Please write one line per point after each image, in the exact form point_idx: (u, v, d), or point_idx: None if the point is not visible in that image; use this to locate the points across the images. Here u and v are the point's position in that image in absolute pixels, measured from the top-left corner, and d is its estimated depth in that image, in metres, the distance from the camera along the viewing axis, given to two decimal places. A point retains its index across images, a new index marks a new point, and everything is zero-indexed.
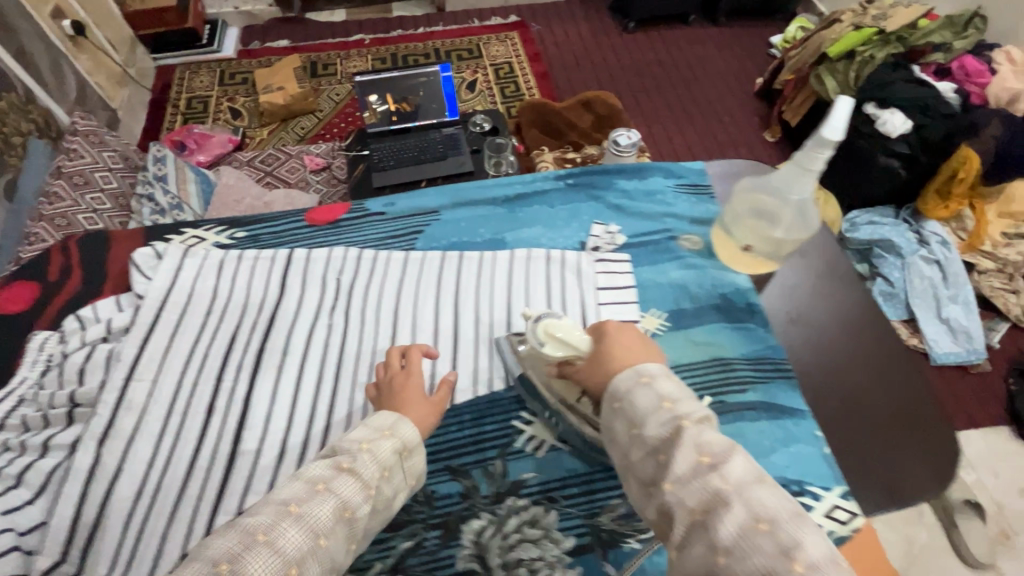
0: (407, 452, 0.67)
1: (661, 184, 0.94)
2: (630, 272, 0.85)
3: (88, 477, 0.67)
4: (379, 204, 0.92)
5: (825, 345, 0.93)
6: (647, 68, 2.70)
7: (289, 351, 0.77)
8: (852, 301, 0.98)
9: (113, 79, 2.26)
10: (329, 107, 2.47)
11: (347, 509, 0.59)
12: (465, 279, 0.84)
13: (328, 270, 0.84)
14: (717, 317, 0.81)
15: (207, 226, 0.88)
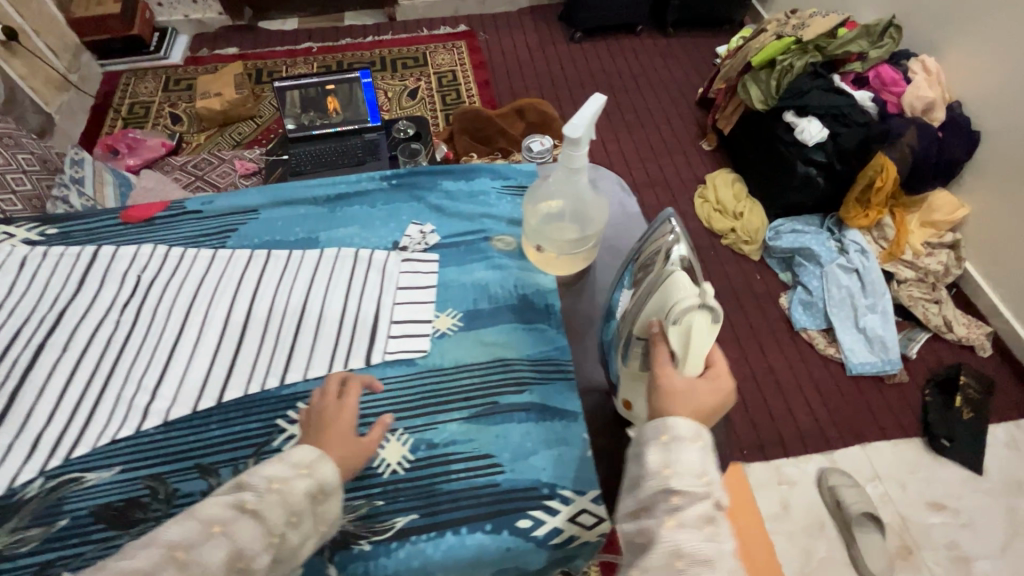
0: (324, 494, 0.61)
1: (486, 185, 0.94)
2: (435, 272, 0.84)
3: None
4: (198, 203, 0.92)
5: None
6: (590, 77, 2.71)
7: (69, 346, 0.77)
8: None
9: (52, 84, 2.29)
10: (269, 113, 2.50)
11: (241, 559, 0.54)
12: (266, 276, 0.84)
13: (129, 267, 0.84)
14: (511, 318, 0.80)
15: (20, 223, 0.89)
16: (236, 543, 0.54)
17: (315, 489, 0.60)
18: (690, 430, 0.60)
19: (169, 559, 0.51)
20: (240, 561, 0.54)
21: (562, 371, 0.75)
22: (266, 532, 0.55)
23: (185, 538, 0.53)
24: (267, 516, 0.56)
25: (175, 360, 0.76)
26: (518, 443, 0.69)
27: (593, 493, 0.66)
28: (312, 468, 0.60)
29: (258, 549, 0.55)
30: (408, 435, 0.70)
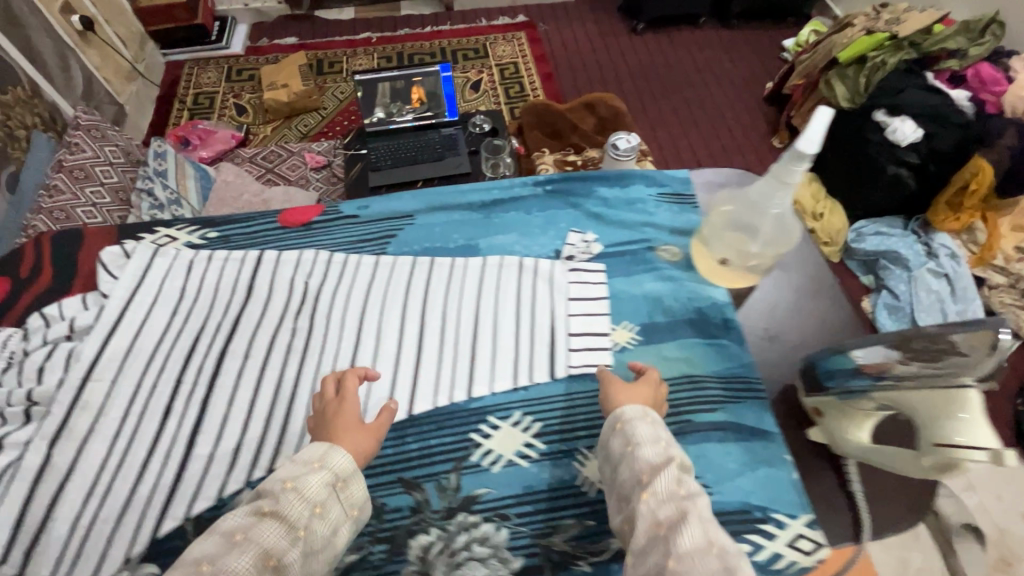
0: (345, 484, 0.65)
1: (643, 192, 0.92)
2: (604, 283, 0.84)
3: (37, 477, 0.74)
4: (354, 208, 0.95)
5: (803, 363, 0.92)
6: (654, 70, 2.65)
7: (249, 355, 0.82)
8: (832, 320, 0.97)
9: (122, 75, 2.29)
10: (333, 105, 2.47)
11: (271, 557, 0.57)
12: (428, 288, 0.85)
13: (294, 273, 0.89)
14: (690, 332, 0.79)
15: (180, 226, 0.96)
16: (262, 544, 0.57)
17: (333, 478, 0.64)
18: (639, 411, 0.66)
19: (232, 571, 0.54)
20: (270, 559, 0.56)
21: (751, 390, 0.74)
22: (291, 528, 0.59)
23: (211, 552, 0.56)
24: (290, 514, 0.60)
25: (348, 372, 0.80)
26: (721, 465, 0.68)
27: (806, 518, 0.65)
28: (325, 462, 0.65)
29: (284, 544, 0.58)
30: None
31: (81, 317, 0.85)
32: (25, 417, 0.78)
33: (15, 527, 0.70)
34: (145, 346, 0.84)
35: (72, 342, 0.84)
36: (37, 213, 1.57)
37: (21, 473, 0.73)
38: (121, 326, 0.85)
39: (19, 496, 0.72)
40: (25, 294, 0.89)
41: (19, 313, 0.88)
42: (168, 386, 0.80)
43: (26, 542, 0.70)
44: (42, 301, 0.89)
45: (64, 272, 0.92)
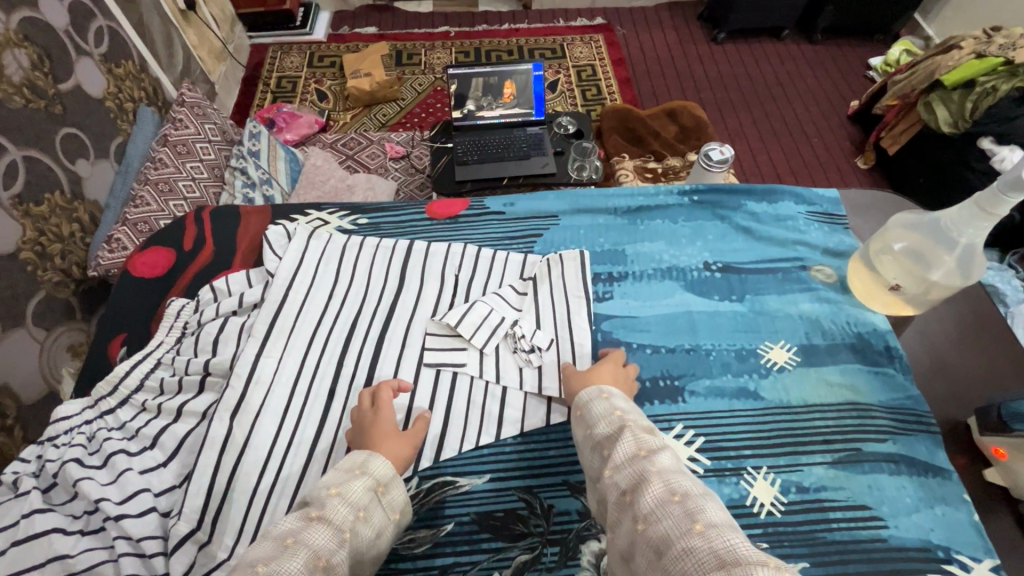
0: (383, 488, 0.66)
1: (792, 210, 0.93)
2: (756, 299, 0.85)
3: (221, 447, 0.75)
4: (499, 204, 1.01)
5: (970, 397, 0.91)
6: (734, 81, 2.59)
7: (407, 342, 0.85)
8: (999, 354, 0.95)
9: (214, 54, 2.35)
10: (411, 97, 2.49)
11: (321, 558, 0.56)
12: (575, 298, 0.86)
13: (445, 265, 0.92)
14: (852, 357, 0.79)
15: (331, 211, 1.01)
16: (312, 546, 0.56)
17: (375, 483, 0.65)
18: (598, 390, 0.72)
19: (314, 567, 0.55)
20: (320, 560, 0.55)
21: (921, 423, 0.74)
22: (337, 531, 0.59)
23: (265, 556, 0.55)
24: (335, 518, 0.60)
25: (502, 370, 0.82)
26: (896, 498, 0.69)
27: (990, 562, 0.65)
28: (365, 468, 0.66)
29: (333, 547, 0.57)
30: (774, 475, 0.70)
31: (250, 294, 0.89)
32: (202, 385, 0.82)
33: (207, 496, 0.72)
34: (307, 326, 0.86)
35: (241, 316, 0.87)
36: (143, 184, 1.60)
37: (208, 442, 0.74)
38: (283, 306, 0.86)
39: (207, 465, 0.74)
40: (190, 268, 0.97)
41: (186, 285, 0.96)
42: (332, 367, 0.83)
43: (212, 511, 0.71)
44: (205, 275, 0.97)
45: (224, 248, 0.99)
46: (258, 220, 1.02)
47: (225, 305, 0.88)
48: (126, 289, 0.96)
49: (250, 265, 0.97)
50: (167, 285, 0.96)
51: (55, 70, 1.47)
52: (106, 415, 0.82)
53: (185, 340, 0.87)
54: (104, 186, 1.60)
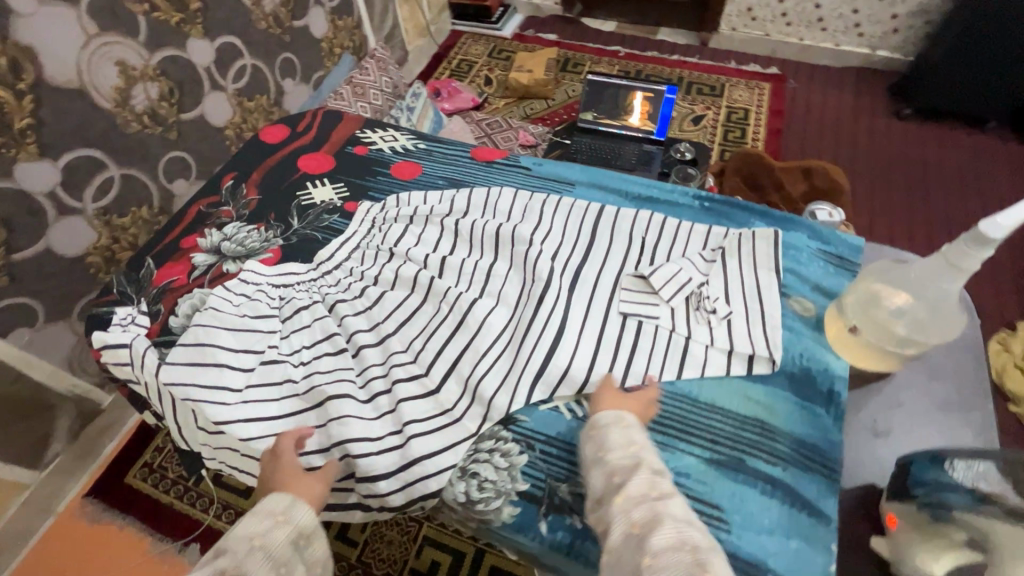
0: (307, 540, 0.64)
1: (802, 241, 0.88)
2: (733, 307, 0.80)
3: (453, 327, 0.81)
4: (530, 162, 1.05)
5: None
6: (906, 160, 2.33)
7: (599, 286, 0.84)
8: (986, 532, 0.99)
9: (417, 30, 2.81)
10: (560, 99, 2.70)
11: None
12: (765, 276, 0.82)
13: (633, 227, 0.92)
14: (784, 385, 0.74)
15: (403, 133, 1.12)
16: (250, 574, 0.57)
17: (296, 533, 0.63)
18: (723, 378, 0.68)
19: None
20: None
21: (827, 470, 0.67)
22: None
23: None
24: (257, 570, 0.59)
25: (699, 347, 0.78)
26: (755, 514, 0.64)
27: None
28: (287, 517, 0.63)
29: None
30: (644, 444, 0.70)
31: (459, 200, 0.96)
32: (401, 281, 0.86)
33: (441, 360, 0.78)
34: (509, 240, 0.88)
35: (439, 222, 0.93)
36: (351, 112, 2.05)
37: (446, 320, 0.81)
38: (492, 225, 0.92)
39: (442, 341, 0.79)
40: (291, 144, 1.09)
41: (282, 155, 1.08)
42: (518, 280, 0.85)
43: (443, 370, 0.77)
44: (297, 152, 1.08)
45: (321, 137, 1.11)
46: (353, 124, 1.12)
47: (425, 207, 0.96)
48: (247, 148, 1.10)
49: (333, 153, 1.08)
50: (270, 151, 1.09)
51: (294, 10, 1.99)
52: (323, 277, 0.88)
53: (389, 227, 0.93)
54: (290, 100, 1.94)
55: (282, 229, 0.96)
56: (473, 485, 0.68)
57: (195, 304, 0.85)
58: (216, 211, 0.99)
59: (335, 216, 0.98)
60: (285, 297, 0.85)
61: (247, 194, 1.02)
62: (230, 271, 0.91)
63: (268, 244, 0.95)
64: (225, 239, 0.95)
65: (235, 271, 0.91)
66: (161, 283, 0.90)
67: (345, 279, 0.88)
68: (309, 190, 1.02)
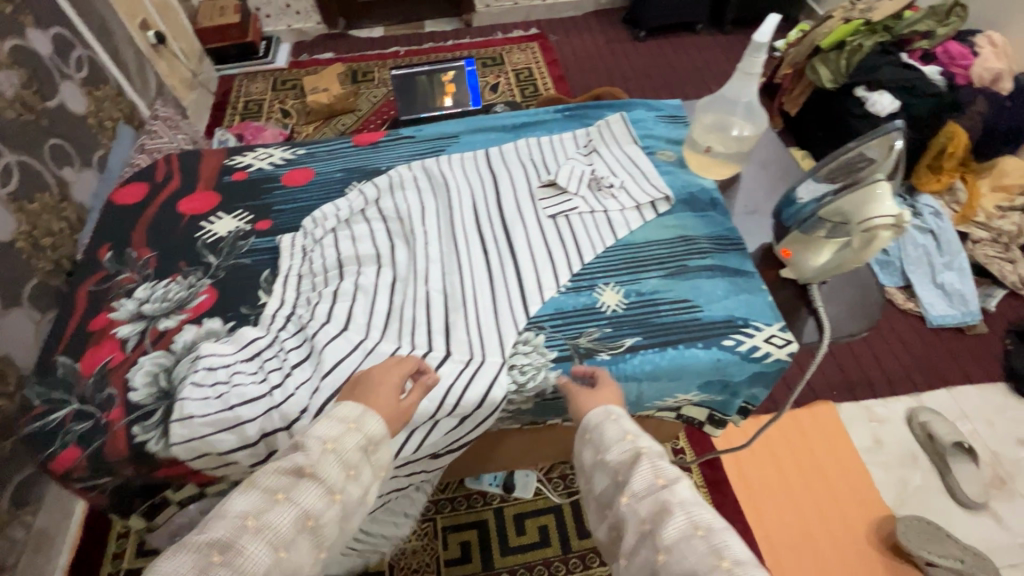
0: (373, 448, 0.64)
1: (643, 114, 1.12)
2: (624, 175, 1.02)
3: (427, 305, 0.86)
4: (409, 131, 1.13)
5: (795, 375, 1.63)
6: (656, 70, 2.91)
7: (522, 205, 0.99)
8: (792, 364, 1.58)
9: (184, 84, 2.60)
10: (367, 107, 2.75)
11: (309, 517, 0.56)
12: (630, 148, 1.06)
13: (522, 155, 1.07)
14: (684, 208, 0.97)
15: (275, 146, 1.11)
16: (302, 504, 0.56)
17: (366, 442, 0.63)
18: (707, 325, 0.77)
19: (242, 527, 0.52)
20: (309, 519, 0.56)
21: (735, 245, 0.92)
22: (327, 490, 0.58)
23: (254, 506, 0.54)
24: (326, 476, 0.59)
25: (615, 214, 0.97)
26: (710, 291, 0.86)
27: (778, 325, 0.82)
28: (361, 423, 0.64)
29: (321, 506, 0.57)
30: (619, 287, 0.87)
31: (368, 191, 1.00)
32: (358, 286, 0.87)
33: (432, 331, 0.82)
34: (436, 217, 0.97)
35: (364, 222, 0.96)
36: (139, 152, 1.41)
37: (417, 301, 0.86)
38: (412, 209, 0.98)
39: (424, 318, 0.84)
40: (161, 195, 1.02)
41: (157, 208, 1.00)
42: (459, 243, 0.94)
43: (441, 338, 0.82)
44: (173, 200, 1.02)
45: (189, 179, 1.05)
46: (218, 156, 1.09)
47: (343, 212, 0.96)
48: (105, 216, 1.00)
49: (212, 188, 1.04)
50: (139, 211, 1.00)
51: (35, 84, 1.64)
52: (276, 310, 0.85)
53: (317, 244, 0.92)
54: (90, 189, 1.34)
55: (202, 270, 0.92)
56: (514, 372, 0.79)
57: (154, 370, 0.80)
58: (115, 282, 0.90)
59: (253, 238, 0.96)
60: (250, 350, 0.79)
61: (140, 255, 0.94)
62: (167, 328, 0.85)
63: (196, 287, 0.89)
64: (142, 302, 0.87)
65: (176, 324, 0.85)
66: (94, 369, 0.80)
67: (301, 303, 0.85)
68: (208, 227, 0.98)
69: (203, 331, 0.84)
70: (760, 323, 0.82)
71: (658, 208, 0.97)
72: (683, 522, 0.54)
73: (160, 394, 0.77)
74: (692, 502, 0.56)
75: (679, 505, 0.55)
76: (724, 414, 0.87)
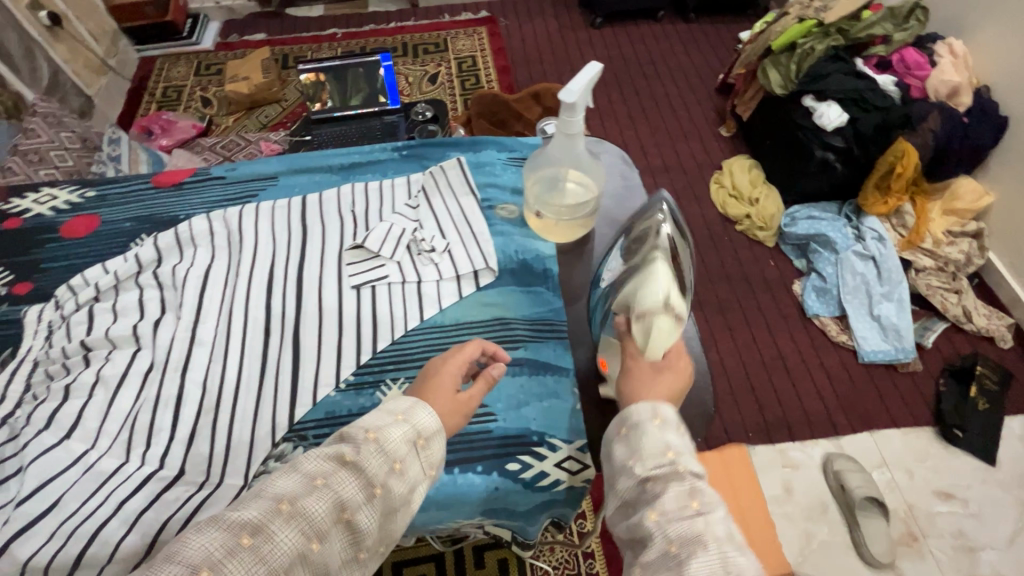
0: (423, 442, 0.57)
1: (492, 156, 0.97)
2: (451, 235, 0.88)
3: (177, 404, 0.73)
4: (222, 170, 0.98)
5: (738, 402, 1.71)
6: (609, 62, 2.70)
7: (324, 271, 0.85)
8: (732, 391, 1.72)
9: (92, 69, 2.40)
10: (294, 97, 2.56)
11: (343, 509, 0.50)
12: (465, 200, 0.91)
13: (339, 205, 0.92)
14: (510, 281, 0.84)
15: (64, 185, 0.96)
16: (340, 492, 0.50)
17: (415, 433, 0.57)
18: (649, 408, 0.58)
19: (275, 511, 0.48)
20: (345, 511, 0.50)
21: (558, 332, 0.79)
22: (367, 483, 0.52)
23: (292, 489, 0.50)
24: (369, 468, 0.53)
25: (429, 287, 0.83)
26: (511, 393, 0.73)
27: (580, 442, 0.69)
28: (409, 416, 0.58)
29: (360, 500, 0.52)
30: (408, 384, 0.74)
31: (143, 252, 0.85)
32: (99, 378, 0.74)
33: (170, 441, 0.70)
34: (220, 286, 0.83)
35: (131, 290, 0.82)
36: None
37: (163, 399, 0.73)
38: (193, 274, 0.84)
39: (165, 422, 0.71)
40: None
41: None
42: (238, 320, 0.81)
43: (179, 450, 0.69)
44: None
45: None
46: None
47: (105, 279, 0.82)
48: None
49: None
50: None
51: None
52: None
53: (68, 321, 0.79)
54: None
55: None
56: None
57: None
58: None
59: (3, 306, 0.82)
60: None
61: None
62: None
63: None
64: None
65: None
66: None
67: (25, 400, 0.72)
68: None
69: None
70: (557, 439, 0.70)
71: (479, 281, 0.83)
72: (714, 560, 0.47)
73: None
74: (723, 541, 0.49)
75: (715, 541, 0.48)
76: (523, 535, 0.75)
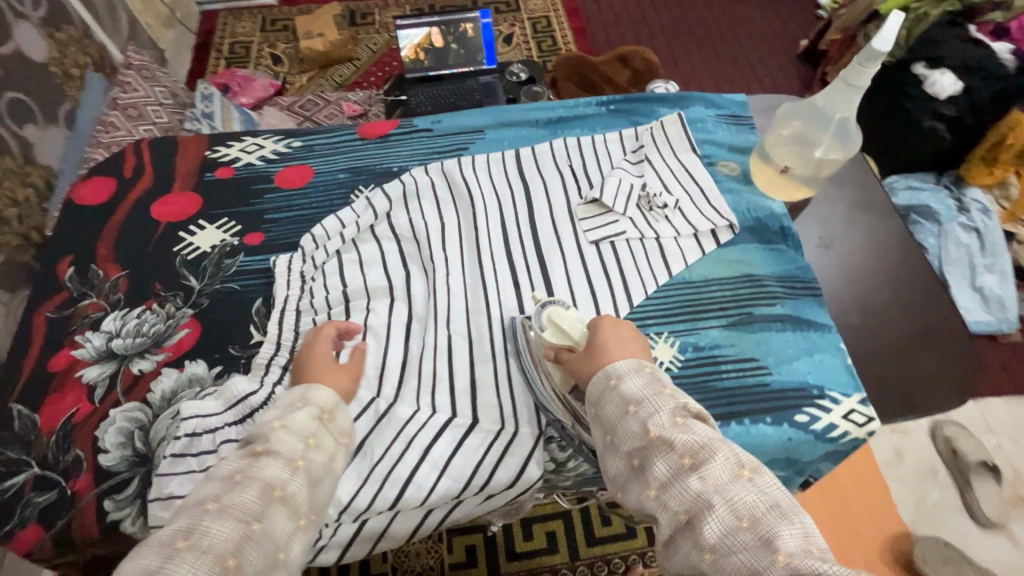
0: (329, 415, 0.57)
1: (702, 113, 0.96)
2: (682, 191, 0.87)
3: (447, 354, 0.73)
4: (426, 122, 0.96)
5: None
6: (686, 25, 2.63)
7: (558, 224, 0.84)
8: None
9: (162, 21, 2.29)
10: (366, 56, 2.48)
11: (275, 488, 0.49)
12: (687, 157, 0.90)
13: (556, 158, 0.90)
14: (749, 239, 0.83)
15: (266, 135, 0.94)
16: (261, 475, 0.49)
17: (319, 410, 0.57)
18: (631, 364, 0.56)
19: (200, 511, 0.46)
20: (275, 490, 0.48)
21: (810, 289, 0.79)
22: (288, 460, 0.51)
23: (213, 491, 0.48)
24: (284, 449, 0.51)
25: (669, 243, 0.83)
26: (780, 349, 0.74)
27: (858, 397, 0.70)
28: (305, 398, 0.58)
29: (285, 476, 0.50)
30: (674, 338, 0.75)
31: (376, 201, 0.84)
32: (366, 328, 0.73)
33: (453, 391, 0.70)
34: (458, 237, 0.82)
35: (372, 241, 0.81)
36: (94, 147, 1.16)
37: (434, 349, 0.73)
38: (429, 224, 0.83)
39: (444, 372, 0.71)
40: (132, 195, 0.86)
41: (128, 211, 0.85)
42: (482, 271, 0.79)
43: (465, 399, 0.69)
44: (145, 202, 0.86)
45: (165, 174, 0.88)
46: (199, 146, 0.92)
47: (347, 229, 0.81)
48: (64, 221, 0.84)
49: (193, 188, 0.87)
50: (108, 214, 0.84)
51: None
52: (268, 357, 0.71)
53: (319, 271, 0.78)
54: (57, 149, 1.13)
55: (182, 296, 0.78)
56: (552, 448, 0.68)
57: (128, 427, 0.67)
58: (77, 309, 0.76)
59: (241, 256, 0.81)
60: (241, 410, 0.67)
61: (107, 275, 0.79)
62: (143, 372, 0.71)
63: (175, 319, 0.76)
64: (110, 336, 0.74)
65: (152, 367, 0.72)
66: (55, 425, 0.68)
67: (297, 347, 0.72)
68: (187, 239, 0.82)
69: (185, 377, 0.71)
70: (836, 392, 0.71)
71: (719, 238, 0.83)
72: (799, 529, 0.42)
73: (136, 459, 0.65)
74: (724, 484, 0.45)
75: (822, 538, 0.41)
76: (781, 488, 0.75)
